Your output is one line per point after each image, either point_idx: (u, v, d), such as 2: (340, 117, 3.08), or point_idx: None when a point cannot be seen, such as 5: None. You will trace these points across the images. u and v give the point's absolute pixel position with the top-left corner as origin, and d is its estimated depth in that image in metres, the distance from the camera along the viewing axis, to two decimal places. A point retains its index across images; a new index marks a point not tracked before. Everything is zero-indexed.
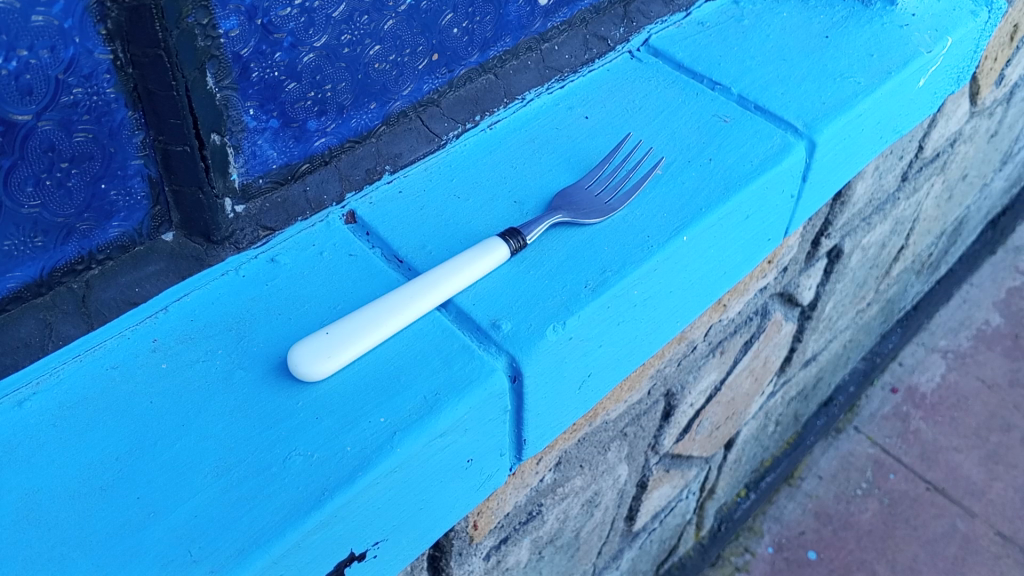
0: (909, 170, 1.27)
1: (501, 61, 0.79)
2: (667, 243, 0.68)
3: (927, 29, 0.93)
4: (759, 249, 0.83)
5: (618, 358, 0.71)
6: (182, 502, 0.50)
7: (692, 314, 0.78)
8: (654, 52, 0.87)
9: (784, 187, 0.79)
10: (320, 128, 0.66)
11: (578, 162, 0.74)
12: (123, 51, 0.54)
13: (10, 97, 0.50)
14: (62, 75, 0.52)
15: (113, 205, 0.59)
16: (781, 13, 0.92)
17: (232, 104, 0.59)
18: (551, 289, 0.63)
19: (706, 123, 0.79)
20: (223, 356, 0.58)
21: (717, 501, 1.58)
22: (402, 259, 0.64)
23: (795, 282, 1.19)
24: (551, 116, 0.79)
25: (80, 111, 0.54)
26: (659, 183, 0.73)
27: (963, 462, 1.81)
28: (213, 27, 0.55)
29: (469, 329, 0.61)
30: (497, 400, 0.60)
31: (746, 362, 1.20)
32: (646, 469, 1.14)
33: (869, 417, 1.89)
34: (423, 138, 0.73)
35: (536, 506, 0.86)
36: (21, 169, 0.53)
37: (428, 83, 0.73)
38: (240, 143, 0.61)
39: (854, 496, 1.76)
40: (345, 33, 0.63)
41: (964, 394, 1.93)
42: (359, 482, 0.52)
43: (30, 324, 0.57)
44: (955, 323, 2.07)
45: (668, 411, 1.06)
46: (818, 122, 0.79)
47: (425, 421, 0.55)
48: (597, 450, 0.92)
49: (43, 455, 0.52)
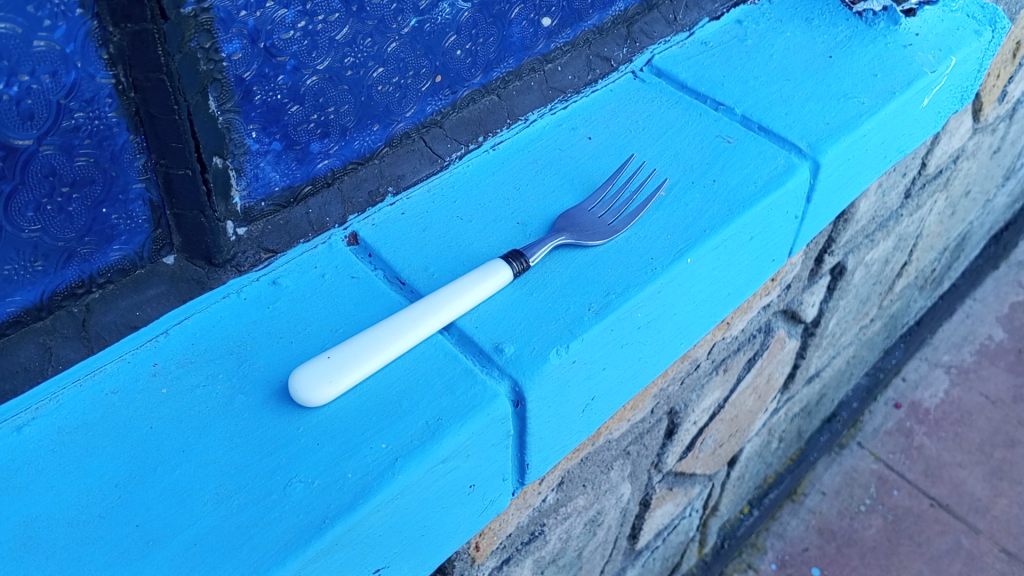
0: (912, 186, 1.27)
1: (505, 81, 0.79)
2: (671, 265, 0.68)
3: (931, 48, 0.92)
4: (763, 269, 0.83)
5: (622, 381, 0.70)
6: (182, 530, 0.50)
7: (696, 335, 0.78)
8: (658, 71, 0.87)
9: (788, 208, 0.78)
10: (322, 150, 0.66)
11: (581, 183, 0.74)
12: (124, 75, 0.54)
13: (11, 122, 0.50)
14: (64, 99, 0.52)
15: (114, 228, 0.59)
16: (784, 32, 0.92)
17: (234, 127, 0.59)
18: (555, 312, 0.63)
19: (710, 143, 0.79)
20: (223, 380, 0.57)
21: (720, 518, 1.56)
22: (404, 281, 0.64)
23: (799, 298, 1.18)
24: (554, 137, 0.78)
25: (81, 136, 0.54)
26: (663, 204, 0.73)
27: (967, 479, 1.80)
28: (216, 51, 0.55)
29: (471, 353, 0.61)
30: (499, 425, 0.59)
31: (748, 379, 1.19)
32: (649, 487, 1.13)
33: (872, 432, 1.88)
34: (426, 159, 0.73)
35: (538, 526, 0.85)
36: (23, 193, 0.53)
37: (431, 105, 0.73)
38: (243, 166, 0.61)
39: (858, 513, 1.75)
40: (348, 55, 0.63)
41: (968, 409, 1.92)
42: (360, 510, 0.51)
43: (29, 348, 0.57)
44: (958, 338, 2.07)
45: (670, 429, 1.05)
46: (822, 143, 0.79)
47: (426, 447, 0.55)
48: (600, 470, 0.91)
49: (42, 481, 0.52)
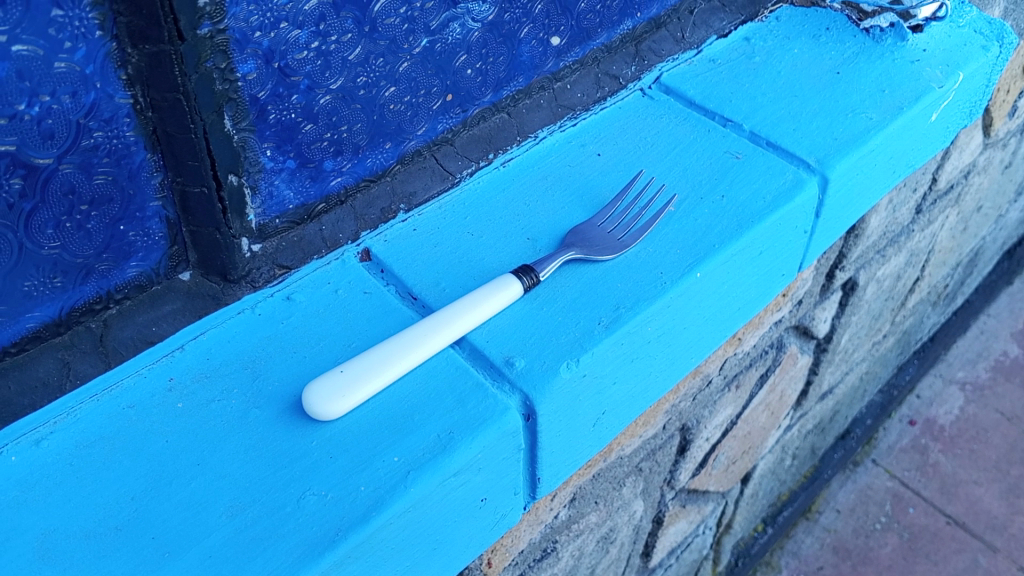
0: (923, 202, 1.27)
1: (514, 99, 0.80)
2: (681, 280, 0.68)
3: (938, 64, 0.93)
4: (774, 284, 0.83)
5: (633, 396, 0.71)
6: (196, 542, 0.50)
7: (707, 350, 0.78)
8: (666, 89, 0.88)
9: (797, 224, 0.79)
10: (336, 168, 0.67)
11: (591, 199, 0.74)
12: (142, 95, 0.55)
13: (31, 141, 0.51)
14: (83, 119, 0.53)
15: (132, 245, 0.60)
16: (792, 49, 0.93)
17: (249, 146, 0.60)
18: (564, 326, 0.64)
19: (718, 159, 0.79)
20: (238, 395, 0.58)
21: (734, 536, 1.56)
22: (416, 296, 0.64)
23: (810, 314, 1.18)
24: (564, 153, 0.79)
25: (100, 154, 0.55)
26: (672, 220, 0.73)
27: (983, 496, 1.78)
28: (230, 71, 0.56)
29: (483, 367, 0.61)
30: (511, 438, 0.59)
31: (761, 396, 1.20)
32: (662, 505, 1.13)
33: (887, 449, 1.87)
34: (438, 176, 0.74)
35: (551, 543, 0.86)
36: (43, 211, 0.54)
37: (442, 123, 0.74)
38: (258, 184, 0.62)
39: (873, 531, 1.73)
40: (361, 75, 0.64)
41: (984, 426, 1.90)
42: (372, 523, 0.52)
43: (47, 364, 0.58)
44: (973, 354, 2.05)
45: (683, 446, 1.05)
46: (830, 158, 0.80)
47: (438, 460, 0.55)
48: (612, 486, 0.92)
49: (60, 494, 0.52)
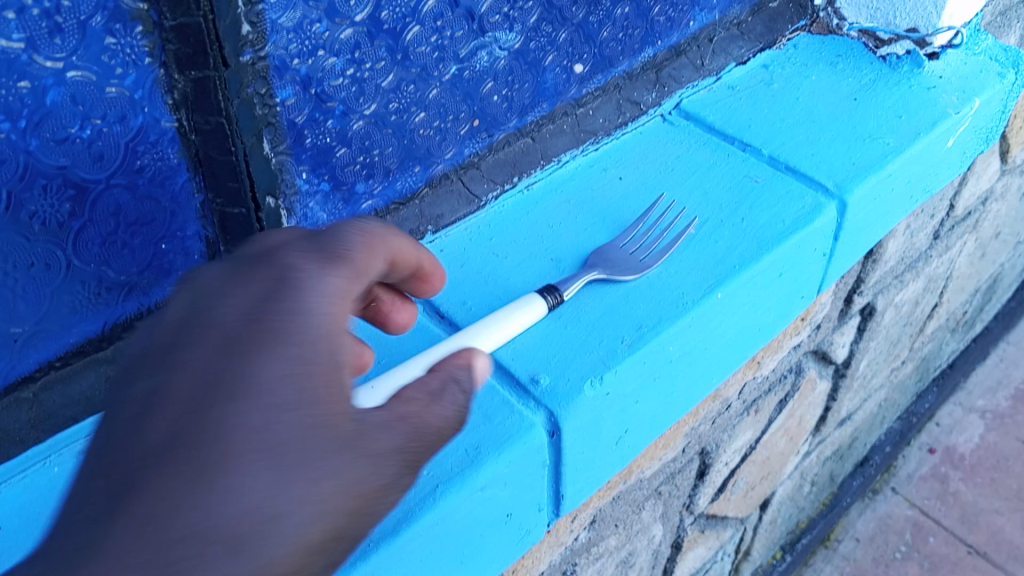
0: (940, 228, 1.28)
1: (538, 125, 0.80)
2: (702, 300, 0.70)
3: (954, 91, 0.94)
4: (793, 307, 0.84)
5: (654, 415, 0.72)
6: None
7: (728, 371, 0.79)
8: (685, 115, 0.90)
9: (816, 247, 0.80)
10: (367, 190, 0.69)
11: (613, 221, 0.76)
12: (187, 119, 0.57)
13: (82, 163, 0.53)
14: (131, 142, 0.55)
15: (172, 263, 0.62)
16: (809, 76, 0.95)
17: (286, 168, 0.62)
18: (588, 344, 0.65)
19: (738, 184, 0.81)
20: None
21: (752, 563, 1.55)
22: (443, 315, 0.66)
23: (829, 339, 1.19)
24: (586, 177, 0.81)
25: (145, 176, 0.57)
26: (693, 241, 0.75)
27: (1005, 526, 1.76)
28: (270, 96, 0.58)
29: (509, 383, 0.63)
30: (536, 453, 0.61)
31: (780, 421, 1.20)
32: (681, 529, 1.13)
33: (906, 477, 1.87)
34: (464, 200, 0.76)
35: (571, 566, 0.86)
36: (90, 230, 0.56)
37: (469, 147, 0.75)
38: (293, 206, 0.64)
39: (893, 560, 1.72)
40: (393, 101, 0.67)
41: (1005, 454, 1.89)
42: (403, 534, 0.53)
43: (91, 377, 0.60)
44: (993, 381, 2.05)
45: (702, 470, 1.06)
46: (849, 182, 0.81)
47: (467, 473, 0.57)
48: (632, 509, 0.92)
49: None
